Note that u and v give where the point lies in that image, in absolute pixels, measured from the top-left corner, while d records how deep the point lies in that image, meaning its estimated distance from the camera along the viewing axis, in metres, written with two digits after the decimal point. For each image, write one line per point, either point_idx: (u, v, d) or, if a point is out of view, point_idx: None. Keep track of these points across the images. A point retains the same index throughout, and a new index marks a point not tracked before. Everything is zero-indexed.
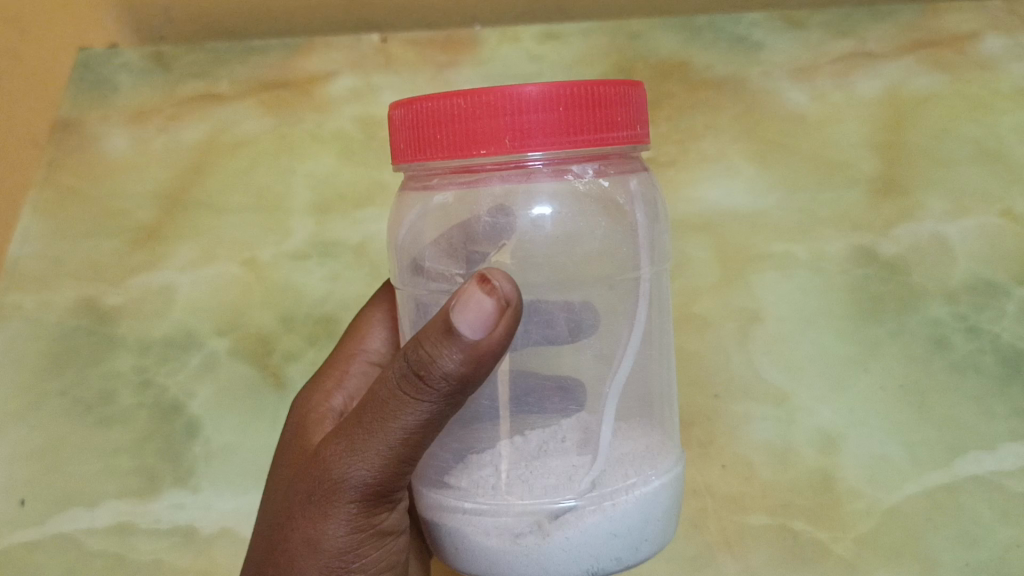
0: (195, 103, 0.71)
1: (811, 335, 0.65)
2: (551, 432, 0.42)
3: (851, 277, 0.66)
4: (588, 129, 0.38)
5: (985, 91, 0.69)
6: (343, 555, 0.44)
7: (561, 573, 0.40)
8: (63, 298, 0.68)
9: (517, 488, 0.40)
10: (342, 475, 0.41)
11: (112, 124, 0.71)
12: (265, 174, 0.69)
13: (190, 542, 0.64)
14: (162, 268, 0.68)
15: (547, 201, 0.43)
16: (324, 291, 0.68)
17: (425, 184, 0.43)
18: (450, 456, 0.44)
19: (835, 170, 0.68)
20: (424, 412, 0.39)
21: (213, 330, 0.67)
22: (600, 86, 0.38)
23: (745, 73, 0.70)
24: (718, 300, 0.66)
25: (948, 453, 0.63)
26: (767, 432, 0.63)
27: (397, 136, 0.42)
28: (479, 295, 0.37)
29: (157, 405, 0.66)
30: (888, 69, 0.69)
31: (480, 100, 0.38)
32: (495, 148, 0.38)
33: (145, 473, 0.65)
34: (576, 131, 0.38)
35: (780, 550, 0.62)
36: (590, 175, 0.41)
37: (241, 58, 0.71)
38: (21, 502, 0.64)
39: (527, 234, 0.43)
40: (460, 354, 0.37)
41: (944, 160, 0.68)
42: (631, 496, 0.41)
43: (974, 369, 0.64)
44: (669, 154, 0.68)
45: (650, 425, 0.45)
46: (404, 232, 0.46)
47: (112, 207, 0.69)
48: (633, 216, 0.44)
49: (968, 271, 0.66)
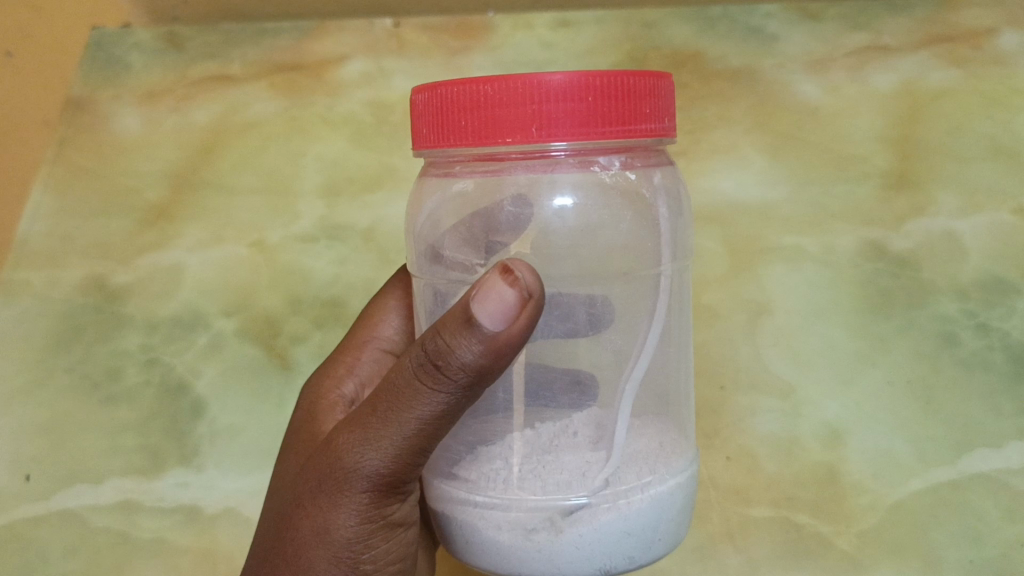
0: (206, 84, 0.71)
1: (820, 329, 0.65)
2: (562, 426, 0.42)
3: (862, 271, 0.66)
4: (617, 121, 0.38)
5: (1001, 87, 0.69)
6: (352, 546, 0.44)
7: (573, 571, 0.40)
8: (71, 275, 0.68)
9: (530, 483, 0.40)
10: (355, 463, 0.41)
11: (122, 103, 0.71)
12: (275, 156, 0.69)
13: (194, 521, 0.64)
14: (170, 247, 0.68)
15: (570, 192, 0.42)
16: (332, 275, 0.68)
17: (447, 171, 0.42)
18: (464, 448, 0.44)
19: (847, 163, 0.68)
20: (440, 403, 0.38)
21: (220, 310, 0.67)
22: (631, 77, 0.38)
23: (760, 64, 0.69)
24: (726, 293, 0.66)
25: (954, 450, 0.63)
26: (772, 424, 0.63)
27: (418, 121, 0.41)
28: (500, 286, 0.36)
29: (163, 383, 0.66)
30: (903, 64, 0.69)
31: (508, 87, 0.37)
32: (521, 137, 0.37)
33: (150, 452, 0.65)
34: (604, 123, 0.38)
35: (783, 542, 0.62)
36: (616, 167, 0.41)
37: (254, 40, 0.71)
38: (26, 478, 0.64)
39: (549, 225, 0.42)
40: (479, 346, 0.37)
41: (958, 157, 0.68)
42: (645, 496, 0.41)
43: (983, 366, 0.64)
44: (681, 145, 0.68)
45: (665, 422, 0.45)
46: (423, 220, 0.45)
47: (123, 185, 0.69)
48: (657, 210, 0.44)
49: (978, 268, 0.66)
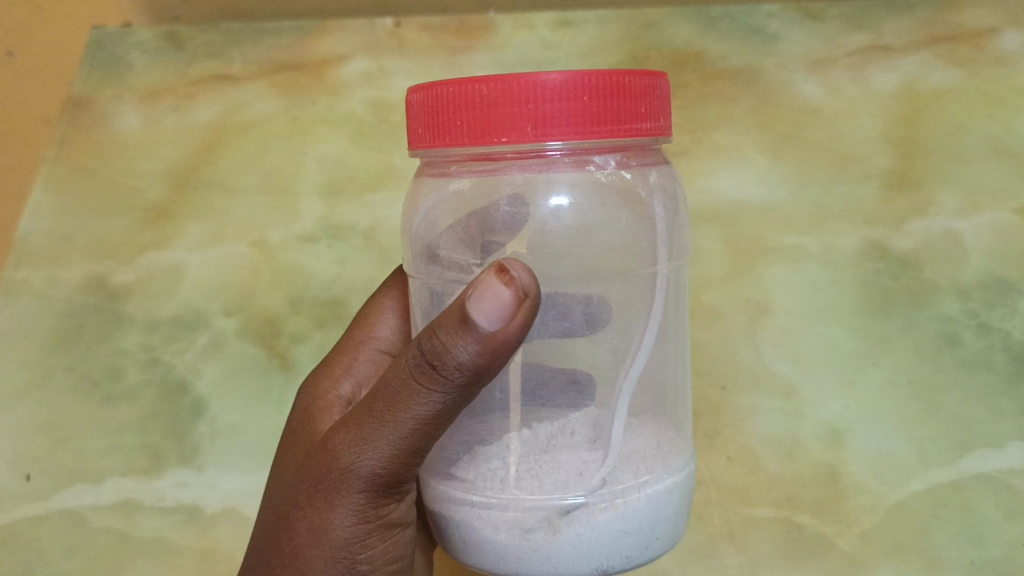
0: (207, 83, 0.71)
1: (821, 330, 0.65)
2: (559, 426, 0.42)
3: (863, 271, 0.66)
4: (612, 120, 0.38)
5: (1003, 88, 0.69)
6: (349, 546, 0.44)
7: (571, 571, 0.40)
8: (72, 275, 0.68)
9: (527, 483, 0.40)
10: (352, 463, 0.41)
11: (124, 103, 0.71)
12: (276, 155, 0.69)
13: (194, 520, 0.64)
14: (170, 246, 0.68)
15: (566, 191, 0.42)
16: (333, 275, 0.68)
17: (443, 171, 0.42)
18: (461, 447, 0.44)
19: (849, 163, 0.67)
20: (436, 403, 0.38)
21: (221, 310, 0.67)
22: (626, 76, 0.38)
23: (760, 64, 0.69)
24: (727, 293, 0.66)
25: (955, 450, 0.63)
26: (773, 424, 0.63)
27: (414, 121, 0.41)
28: (496, 286, 0.36)
29: (164, 382, 0.66)
30: (905, 63, 0.69)
31: (503, 87, 0.37)
32: (516, 137, 0.37)
33: (151, 451, 0.65)
34: (600, 122, 0.38)
35: (784, 543, 0.62)
36: (612, 167, 0.40)
37: (254, 40, 0.71)
38: (27, 477, 0.64)
39: (545, 224, 0.42)
40: (475, 346, 0.37)
41: (960, 157, 0.67)
42: (642, 495, 0.41)
43: (984, 367, 0.64)
44: (682, 144, 0.68)
45: (662, 422, 0.45)
46: (419, 219, 0.45)
47: (124, 185, 0.69)
48: (654, 208, 0.43)
49: (980, 268, 0.65)
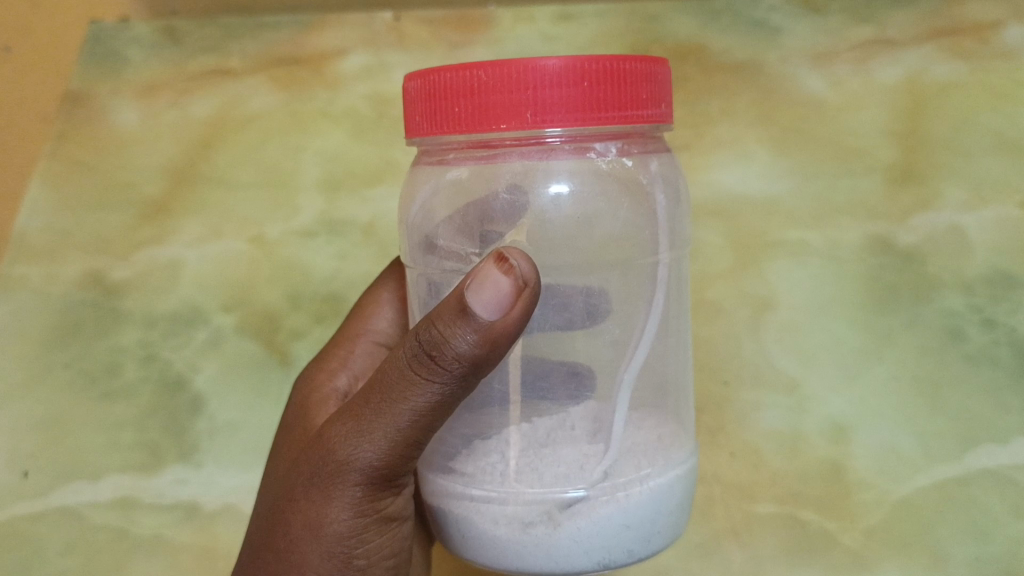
0: (206, 78, 0.70)
1: (824, 324, 0.64)
2: (559, 419, 0.41)
3: (866, 266, 0.65)
4: (613, 107, 0.38)
5: (1008, 80, 0.68)
6: (346, 540, 0.44)
7: (572, 565, 0.40)
8: (69, 272, 0.67)
9: (527, 476, 0.40)
10: (348, 456, 0.41)
11: (122, 97, 0.70)
12: (275, 150, 0.69)
13: (193, 517, 0.64)
14: (169, 242, 0.68)
15: (566, 179, 0.41)
16: (332, 270, 0.67)
17: (441, 158, 0.42)
18: (459, 440, 0.43)
19: (852, 157, 0.67)
20: (435, 393, 0.38)
21: (219, 305, 0.67)
22: (626, 62, 0.38)
23: (763, 57, 0.68)
24: (730, 287, 0.65)
25: (960, 446, 0.62)
26: (776, 420, 0.63)
27: (412, 109, 0.41)
28: (495, 275, 0.36)
29: (161, 379, 0.65)
30: (908, 57, 0.68)
31: (502, 72, 0.37)
32: (516, 123, 0.37)
33: (149, 448, 0.64)
34: (600, 108, 0.37)
35: (788, 540, 0.61)
36: (613, 154, 0.40)
37: (253, 34, 0.71)
38: (23, 475, 0.64)
39: (545, 214, 0.41)
40: (474, 335, 0.36)
41: (963, 151, 0.67)
42: (644, 488, 0.40)
43: (989, 361, 0.63)
44: (684, 138, 0.68)
45: (664, 414, 0.45)
46: (416, 209, 0.44)
47: (122, 180, 0.69)
48: (655, 198, 0.43)
49: (985, 262, 0.65)
